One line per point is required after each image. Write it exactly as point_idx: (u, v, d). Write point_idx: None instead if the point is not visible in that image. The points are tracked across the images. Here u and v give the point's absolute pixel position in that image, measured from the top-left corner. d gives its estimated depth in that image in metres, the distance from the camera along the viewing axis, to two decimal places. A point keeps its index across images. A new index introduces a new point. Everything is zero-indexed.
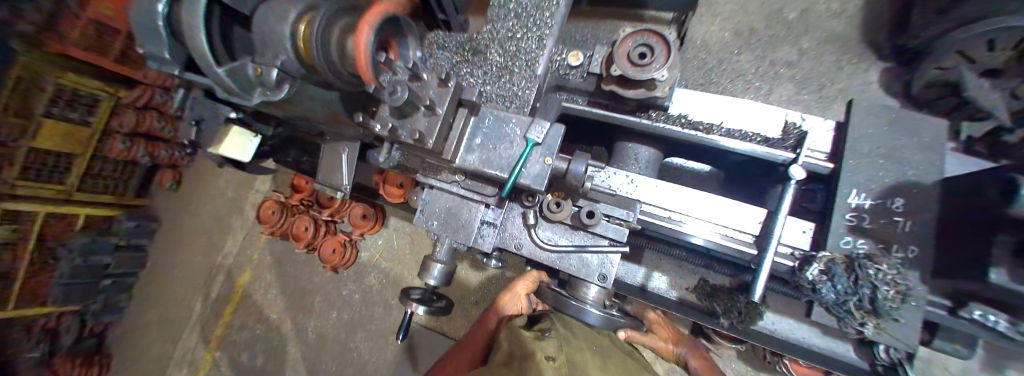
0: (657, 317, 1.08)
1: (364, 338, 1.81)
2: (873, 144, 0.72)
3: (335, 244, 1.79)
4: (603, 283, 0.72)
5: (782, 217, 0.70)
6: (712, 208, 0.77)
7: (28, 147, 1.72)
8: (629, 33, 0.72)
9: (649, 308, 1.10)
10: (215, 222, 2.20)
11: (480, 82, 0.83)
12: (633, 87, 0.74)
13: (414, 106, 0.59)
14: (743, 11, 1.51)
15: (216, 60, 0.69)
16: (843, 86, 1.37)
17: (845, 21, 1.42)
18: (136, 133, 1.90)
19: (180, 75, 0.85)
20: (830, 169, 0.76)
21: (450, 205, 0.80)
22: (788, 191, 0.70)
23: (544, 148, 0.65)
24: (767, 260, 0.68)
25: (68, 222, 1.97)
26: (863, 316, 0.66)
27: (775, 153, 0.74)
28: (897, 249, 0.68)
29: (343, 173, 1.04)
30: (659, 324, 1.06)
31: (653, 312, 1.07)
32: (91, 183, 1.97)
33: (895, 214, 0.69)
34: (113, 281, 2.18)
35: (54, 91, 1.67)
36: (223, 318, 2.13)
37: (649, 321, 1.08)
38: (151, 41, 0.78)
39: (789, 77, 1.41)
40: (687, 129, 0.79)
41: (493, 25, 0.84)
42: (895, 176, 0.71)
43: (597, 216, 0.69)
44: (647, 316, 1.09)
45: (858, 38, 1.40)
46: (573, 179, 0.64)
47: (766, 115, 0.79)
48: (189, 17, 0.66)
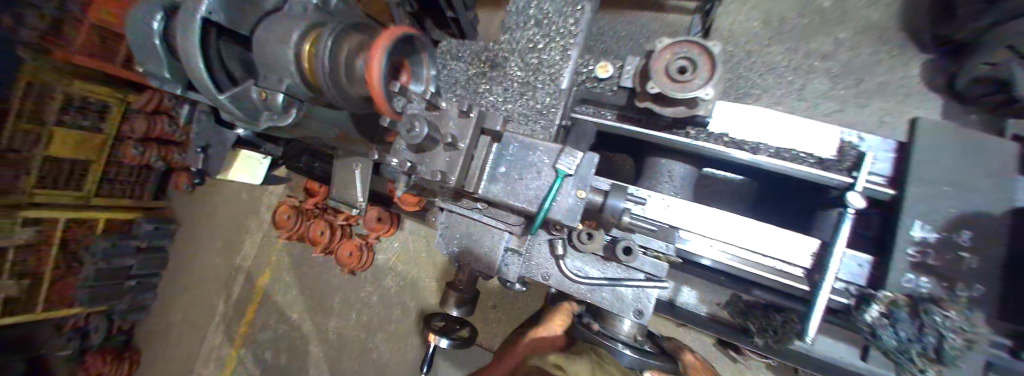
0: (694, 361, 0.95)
1: (383, 340, 1.82)
2: (940, 169, 0.65)
3: (350, 248, 1.76)
4: (638, 318, 0.68)
5: (839, 249, 0.65)
6: (755, 237, 0.72)
7: (43, 156, 1.72)
8: (669, 44, 0.64)
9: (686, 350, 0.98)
10: (232, 224, 2.21)
11: (500, 99, 0.76)
12: (673, 105, 0.66)
13: (434, 141, 0.54)
14: None
15: (218, 87, 0.66)
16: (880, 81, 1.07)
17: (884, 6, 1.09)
18: (148, 138, 1.85)
19: (183, 94, 0.82)
20: (892, 195, 0.69)
21: (470, 232, 0.76)
22: (846, 222, 0.65)
23: (577, 179, 0.59)
24: (822, 297, 0.64)
25: (89, 227, 1.99)
26: (926, 364, 0.60)
27: (831, 176, 0.68)
28: (961, 288, 0.62)
29: (358, 189, 0.99)
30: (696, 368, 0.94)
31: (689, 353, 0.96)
32: (109, 187, 1.99)
33: (960, 248, 0.63)
34: (137, 281, 2.22)
35: (63, 98, 1.67)
36: (245, 319, 2.16)
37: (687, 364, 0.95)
38: (151, 61, 0.74)
39: (824, 70, 1.09)
40: (730, 148, 0.73)
41: (511, 34, 0.77)
42: (960, 206, 0.64)
43: (635, 252, 0.63)
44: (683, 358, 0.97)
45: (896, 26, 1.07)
46: (610, 214, 0.58)
47: (818, 130, 0.72)
48: (184, 42, 0.61)
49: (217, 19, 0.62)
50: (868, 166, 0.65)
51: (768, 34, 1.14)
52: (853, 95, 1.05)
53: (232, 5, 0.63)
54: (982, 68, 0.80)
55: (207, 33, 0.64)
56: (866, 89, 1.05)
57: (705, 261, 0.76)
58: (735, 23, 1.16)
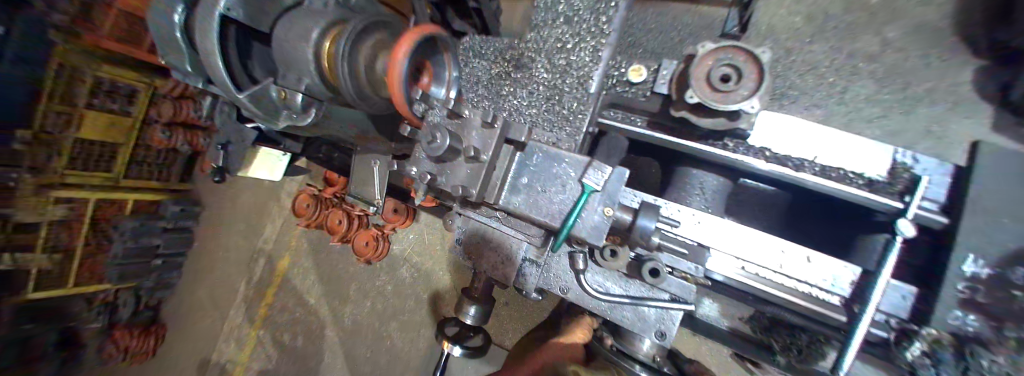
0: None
1: (397, 329, 1.86)
2: (1003, 198, 0.58)
3: (366, 237, 1.78)
4: (660, 340, 0.66)
5: (885, 280, 0.59)
6: (791, 260, 0.67)
7: (75, 138, 1.79)
8: (710, 49, 0.59)
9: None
10: (255, 208, 2.27)
11: (524, 102, 0.72)
12: (711, 116, 0.61)
13: (455, 152, 0.51)
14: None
15: (236, 84, 0.65)
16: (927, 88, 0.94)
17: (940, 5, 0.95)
18: (173, 123, 1.92)
19: (205, 87, 0.81)
20: (944, 223, 0.60)
21: (487, 240, 0.74)
22: (894, 249, 0.59)
23: (604, 195, 0.56)
24: (861, 329, 0.58)
25: (119, 207, 2.06)
26: None
27: (880, 201, 0.62)
28: (1009, 328, 0.54)
29: (374, 187, 0.97)
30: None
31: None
32: (138, 169, 2.07)
33: (1014, 286, 0.55)
34: (163, 260, 2.34)
35: (92, 82, 1.69)
36: (265, 300, 2.25)
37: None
38: (173, 54, 0.74)
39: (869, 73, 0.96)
40: (771, 164, 0.67)
41: (538, 33, 0.73)
42: (1020, 241, 0.56)
43: (662, 274, 0.60)
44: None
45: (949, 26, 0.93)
46: (639, 236, 0.54)
47: (871, 147, 0.64)
48: (202, 37, 0.60)
49: (236, 15, 0.60)
50: (924, 191, 0.58)
51: (812, 32, 1.02)
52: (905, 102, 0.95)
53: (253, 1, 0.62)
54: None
55: (226, 30, 0.62)
56: (906, 96, 0.92)
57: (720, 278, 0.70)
58: (778, 17, 1.07)
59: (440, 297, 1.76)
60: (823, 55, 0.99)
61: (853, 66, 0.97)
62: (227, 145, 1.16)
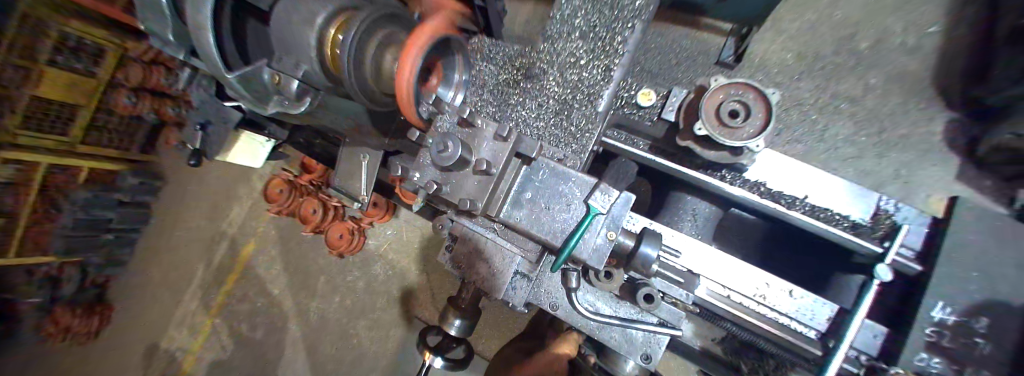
0: None
1: (366, 327, 1.79)
2: (971, 251, 0.62)
3: (342, 230, 1.70)
4: (646, 363, 0.65)
5: (860, 319, 0.61)
6: (769, 291, 0.70)
7: (31, 95, 1.61)
8: (722, 83, 0.60)
9: None
10: (222, 188, 2.13)
11: (531, 114, 0.70)
12: (715, 149, 0.62)
13: (464, 163, 0.49)
14: (811, 32, 1.11)
15: (226, 64, 0.59)
16: (903, 134, 1.02)
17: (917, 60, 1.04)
18: (141, 88, 1.77)
19: (185, 61, 0.74)
20: (918, 270, 0.66)
21: (480, 250, 0.71)
22: (871, 290, 0.61)
23: (608, 219, 0.55)
24: (835, 365, 0.59)
25: (70, 176, 1.89)
26: None
27: (864, 244, 0.64)
28: (969, 373, 0.58)
29: (362, 182, 0.94)
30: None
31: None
32: (97, 136, 1.90)
33: (974, 333, 0.60)
34: (115, 235, 2.12)
35: (57, 37, 1.55)
36: (224, 287, 2.11)
37: None
38: (153, 19, 0.67)
39: (850, 115, 1.05)
40: (765, 199, 0.70)
41: (552, 44, 0.71)
42: (982, 292, 0.61)
43: (656, 301, 0.60)
44: None
45: (926, 78, 1.03)
46: (640, 263, 0.54)
47: (852, 192, 0.70)
48: (192, 7, 0.54)
49: None
50: (903, 239, 0.61)
51: (801, 69, 1.09)
52: (880, 147, 1.02)
53: None
54: (1003, 137, 0.82)
55: (220, 2, 0.57)
56: (881, 140, 1.03)
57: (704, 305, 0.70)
58: (772, 52, 1.12)
59: (414, 297, 1.72)
60: (808, 92, 1.08)
61: (835, 105, 1.06)
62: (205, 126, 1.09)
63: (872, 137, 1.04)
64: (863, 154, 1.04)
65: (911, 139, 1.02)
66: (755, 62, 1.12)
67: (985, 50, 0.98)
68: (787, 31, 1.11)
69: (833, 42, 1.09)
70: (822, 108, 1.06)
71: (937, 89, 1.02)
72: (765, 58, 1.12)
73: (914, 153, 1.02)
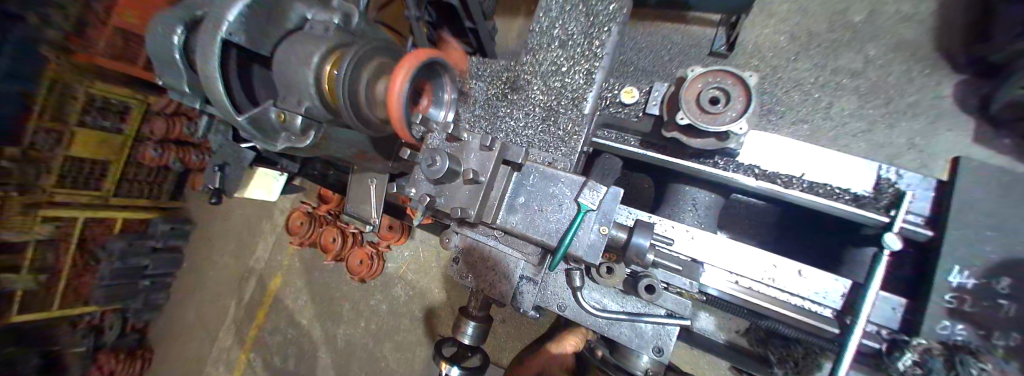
0: None
1: (391, 348, 1.81)
2: (981, 211, 0.61)
3: (361, 256, 1.76)
4: (658, 356, 0.64)
5: (874, 293, 0.60)
6: (776, 271, 0.69)
7: (64, 155, 1.77)
8: (699, 73, 0.62)
9: None
10: (246, 226, 2.23)
11: (521, 123, 0.73)
12: (700, 136, 0.63)
13: (454, 174, 0.52)
14: (800, 12, 1.11)
15: (236, 108, 0.67)
16: (913, 101, 1.00)
17: (916, 26, 1.03)
18: (167, 139, 1.91)
19: (201, 107, 0.82)
20: (930, 236, 0.64)
21: (484, 257, 0.74)
22: (882, 262, 0.60)
23: (600, 214, 0.57)
24: (855, 342, 0.58)
25: (106, 226, 2.04)
26: None
27: (869, 215, 0.64)
28: (998, 337, 0.56)
29: (371, 205, 0.98)
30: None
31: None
32: (128, 188, 2.04)
33: (996, 295, 0.57)
34: (151, 281, 2.25)
35: (85, 99, 1.72)
36: (255, 321, 2.19)
37: None
38: (172, 75, 0.75)
39: (853, 89, 1.04)
40: (761, 180, 0.70)
41: (534, 56, 0.75)
42: (1004, 252, 0.59)
43: (658, 291, 0.60)
44: None
45: (928, 43, 1.01)
46: (634, 253, 0.55)
47: (856, 164, 0.68)
48: (203, 61, 0.61)
49: (236, 40, 0.61)
50: (908, 204, 0.61)
51: (795, 49, 1.09)
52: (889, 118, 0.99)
53: (254, 25, 0.63)
54: (1013, 92, 0.79)
55: (226, 53, 0.64)
56: (889, 110, 1.01)
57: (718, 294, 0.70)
58: (762, 36, 1.13)
59: (436, 315, 1.73)
60: (807, 71, 1.07)
61: (836, 82, 1.05)
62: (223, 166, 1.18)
63: (881, 109, 1.01)
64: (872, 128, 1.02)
65: (920, 106, 0.99)
66: (747, 49, 1.13)
67: (982, 7, 0.96)
68: (775, 14, 1.12)
69: (825, 18, 1.09)
70: (822, 86, 1.05)
71: (942, 52, 1.00)
72: (758, 43, 1.13)
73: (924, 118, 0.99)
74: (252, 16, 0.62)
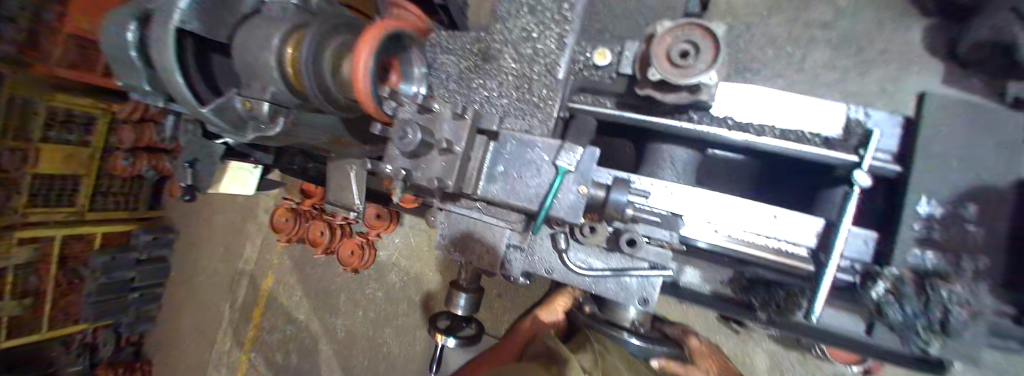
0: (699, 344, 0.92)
1: (391, 334, 1.85)
2: (944, 144, 0.64)
3: (352, 246, 1.76)
4: (644, 306, 0.68)
5: (845, 229, 0.63)
6: (753, 216, 0.71)
7: (32, 174, 1.70)
8: (668, 28, 0.61)
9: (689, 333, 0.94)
10: (231, 229, 2.19)
11: (496, 94, 0.73)
12: (674, 91, 0.63)
13: (428, 146, 0.52)
14: None
15: (198, 98, 0.62)
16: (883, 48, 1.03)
17: None
18: (137, 147, 1.81)
19: (167, 105, 0.78)
20: (898, 171, 0.67)
21: (472, 230, 0.75)
22: (852, 200, 0.63)
23: (579, 175, 0.58)
24: (828, 276, 0.62)
25: (86, 242, 1.96)
26: (930, 337, 0.58)
27: (840, 156, 0.65)
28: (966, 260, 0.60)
29: (354, 192, 0.96)
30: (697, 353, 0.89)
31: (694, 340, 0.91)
32: (103, 201, 1.98)
33: (963, 221, 0.62)
34: (140, 293, 2.20)
35: (47, 114, 1.64)
36: (253, 322, 2.18)
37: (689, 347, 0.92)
38: (129, 72, 0.71)
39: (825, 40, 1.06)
40: (734, 131, 0.71)
41: (504, 24, 0.72)
42: (966, 180, 0.62)
43: (638, 244, 0.62)
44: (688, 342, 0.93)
45: None
46: (613, 209, 0.56)
47: (827, 107, 0.70)
48: (159, 54, 0.58)
49: (192, 29, 0.58)
50: (877, 142, 0.63)
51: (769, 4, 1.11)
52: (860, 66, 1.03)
53: (208, 10, 0.60)
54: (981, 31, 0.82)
55: (181, 43, 0.60)
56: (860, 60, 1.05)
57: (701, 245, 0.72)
58: None
59: (433, 298, 1.75)
60: (782, 26, 1.09)
61: (809, 34, 1.07)
62: (193, 162, 1.15)
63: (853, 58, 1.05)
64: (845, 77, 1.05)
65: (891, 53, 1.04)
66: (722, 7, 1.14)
67: None
68: None
69: None
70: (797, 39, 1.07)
71: None
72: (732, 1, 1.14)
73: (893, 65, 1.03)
74: (206, 3, 0.58)
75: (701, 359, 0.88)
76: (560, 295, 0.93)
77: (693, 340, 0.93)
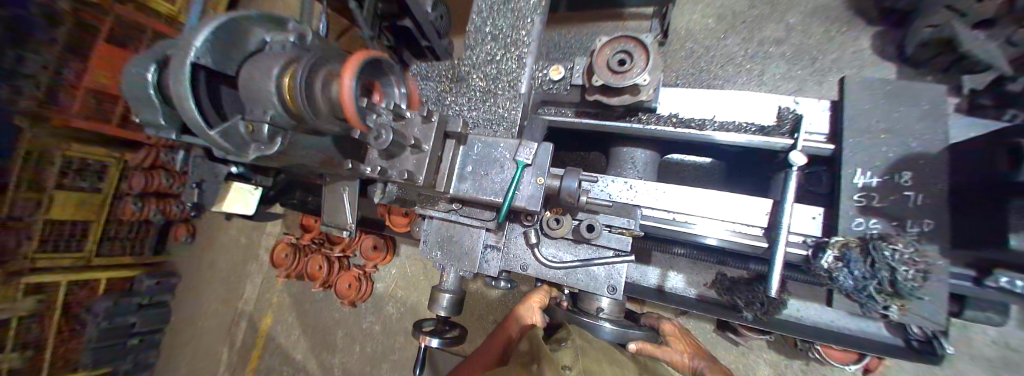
0: (672, 328, 0.93)
1: (389, 370, 1.79)
2: (870, 119, 0.71)
3: (350, 279, 1.79)
4: (613, 294, 0.73)
5: (789, 206, 0.67)
6: (710, 204, 0.77)
7: (45, 219, 1.80)
8: (606, 42, 0.72)
9: (664, 319, 0.95)
10: (233, 270, 2.21)
11: (466, 108, 0.83)
12: (618, 95, 0.74)
13: (400, 146, 0.62)
14: None
15: (207, 123, 0.72)
16: (835, 57, 1.15)
17: None
18: (146, 193, 1.87)
19: (178, 138, 0.88)
20: (831, 150, 0.75)
21: (452, 233, 0.80)
22: (790, 179, 0.67)
23: (536, 168, 0.66)
24: (779, 251, 0.66)
25: (90, 288, 2.00)
26: (887, 299, 0.62)
27: (774, 141, 0.74)
28: (911, 225, 0.65)
29: (347, 212, 1.05)
30: (675, 335, 0.91)
31: (667, 322, 0.93)
32: (110, 246, 2.05)
33: (902, 189, 0.67)
34: (140, 338, 2.17)
35: (63, 163, 1.78)
36: (249, 365, 2.13)
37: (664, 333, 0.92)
38: (148, 109, 0.81)
39: (779, 54, 1.20)
40: (679, 127, 0.81)
41: (472, 50, 0.85)
42: (899, 150, 0.69)
43: (597, 229, 0.71)
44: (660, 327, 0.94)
45: (842, 7, 1.19)
46: (567, 195, 0.65)
47: (762, 99, 0.79)
48: (176, 84, 0.68)
49: (205, 63, 0.69)
50: (804, 127, 0.71)
51: (724, 28, 1.27)
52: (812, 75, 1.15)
53: (219, 49, 0.72)
54: (924, 29, 0.95)
55: (195, 75, 0.70)
56: (815, 69, 1.16)
57: (710, 240, 0.78)
58: (694, 22, 1.30)
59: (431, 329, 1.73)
60: (738, 45, 1.24)
61: (764, 51, 1.21)
62: (200, 183, 1.22)
63: (807, 68, 1.16)
64: (803, 85, 1.16)
65: (842, 61, 1.15)
66: (684, 33, 1.30)
67: None
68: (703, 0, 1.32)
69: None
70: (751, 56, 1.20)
71: (851, 12, 1.17)
72: (692, 28, 1.30)
73: (846, 72, 1.14)
74: (218, 43, 0.71)
75: (677, 340, 0.90)
76: (536, 291, 0.92)
77: (668, 324, 0.95)
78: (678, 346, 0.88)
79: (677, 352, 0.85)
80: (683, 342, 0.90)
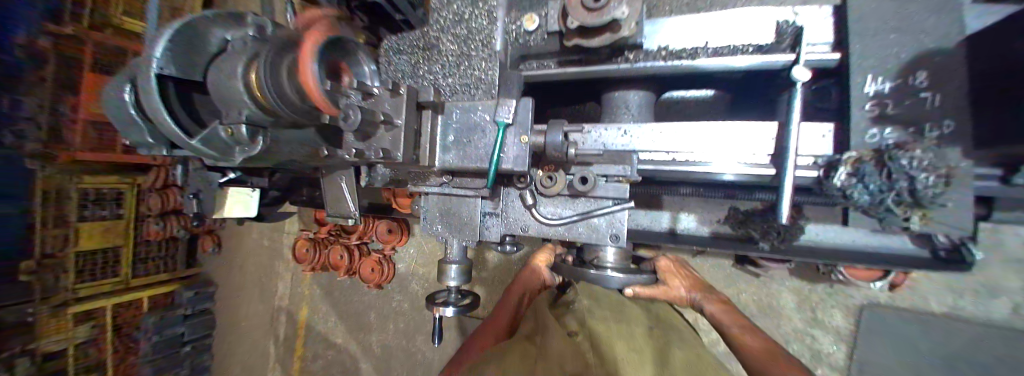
0: (667, 263, 0.91)
1: (424, 341, 1.89)
2: (882, 17, 0.61)
3: (371, 264, 1.84)
4: (616, 242, 0.72)
5: (796, 126, 0.62)
6: (714, 137, 0.72)
7: (75, 251, 1.94)
8: None
9: (658, 256, 0.92)
10: (261, 273, 2.33)
11: (440, 76, 0.79)
12: (597, 35, 0.69)
13: (372, 124, 0.60)
14: None
15: (184, 132, 0.70)
16: None
17: None
18: (165, 211, 1.97)
19: (169, 153, 0.88)
20: (840, 59, 0.67)
21: (450, 204, 0.80)
22: (795, 98, 0.62)
23: (518, 127, 0.64)
24: (788, 174, 0.62)
25: (135, 308, 2.15)
26: (906, 211, 0.58)
27: (777, 58, 0.67)
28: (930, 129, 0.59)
29: (347, 201, 1.05)
30: (668, 271, 0.89)
31: (662, 259, 0.90)
32: (143, 267, 2.19)
33: (918, 91, 0.60)
34: (192, 346, 2.32)
35: (78, 195, 1.93)
36: (296, 353, 2.28)
37: (660, 269, 0.90)
38: (131, 130, 0.82)
39: None
40: (670, 61, 0.74)
41: (438, 12, 0.79)
42: (913, 49, 0.61)
43: (591, 181, 0.69)
44: (658, 265, 0.92)
45: None
46: (554, 149, 0.62)
47: (757, 15, 0.71)
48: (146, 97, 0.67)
49: (170, 73, 0.68)
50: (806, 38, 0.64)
51: None
52: None
53: (181, 58, 0.69)
54: None
55: (164, 87, 0.69)
56: None
57: (727, 177, 0.73)
58: None
59: None
60: None
61: None
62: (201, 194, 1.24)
63: None
64: None
65: None
66: None
67: None
68: None
69: None
70: None
71: None
72: None
73: None
74: (176, 49, 0.68)
75: (673, 276, 0.88)
76: (539, 253, 0.95)
77: (664, 260, 0.92)
78: (674, 282, 0.87)
79: (673, 289, 0.86)
80: (680, 276, 0.89)
